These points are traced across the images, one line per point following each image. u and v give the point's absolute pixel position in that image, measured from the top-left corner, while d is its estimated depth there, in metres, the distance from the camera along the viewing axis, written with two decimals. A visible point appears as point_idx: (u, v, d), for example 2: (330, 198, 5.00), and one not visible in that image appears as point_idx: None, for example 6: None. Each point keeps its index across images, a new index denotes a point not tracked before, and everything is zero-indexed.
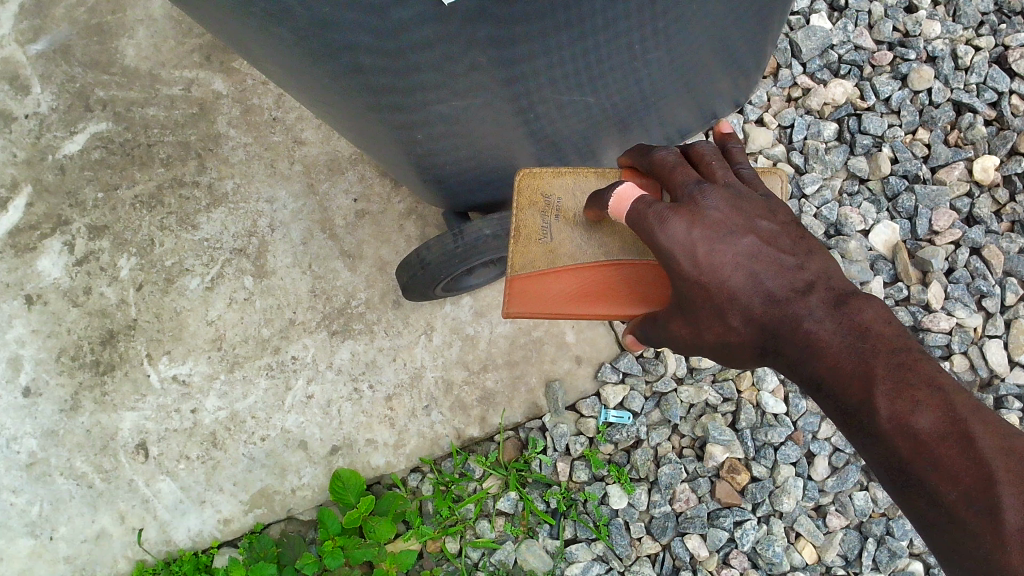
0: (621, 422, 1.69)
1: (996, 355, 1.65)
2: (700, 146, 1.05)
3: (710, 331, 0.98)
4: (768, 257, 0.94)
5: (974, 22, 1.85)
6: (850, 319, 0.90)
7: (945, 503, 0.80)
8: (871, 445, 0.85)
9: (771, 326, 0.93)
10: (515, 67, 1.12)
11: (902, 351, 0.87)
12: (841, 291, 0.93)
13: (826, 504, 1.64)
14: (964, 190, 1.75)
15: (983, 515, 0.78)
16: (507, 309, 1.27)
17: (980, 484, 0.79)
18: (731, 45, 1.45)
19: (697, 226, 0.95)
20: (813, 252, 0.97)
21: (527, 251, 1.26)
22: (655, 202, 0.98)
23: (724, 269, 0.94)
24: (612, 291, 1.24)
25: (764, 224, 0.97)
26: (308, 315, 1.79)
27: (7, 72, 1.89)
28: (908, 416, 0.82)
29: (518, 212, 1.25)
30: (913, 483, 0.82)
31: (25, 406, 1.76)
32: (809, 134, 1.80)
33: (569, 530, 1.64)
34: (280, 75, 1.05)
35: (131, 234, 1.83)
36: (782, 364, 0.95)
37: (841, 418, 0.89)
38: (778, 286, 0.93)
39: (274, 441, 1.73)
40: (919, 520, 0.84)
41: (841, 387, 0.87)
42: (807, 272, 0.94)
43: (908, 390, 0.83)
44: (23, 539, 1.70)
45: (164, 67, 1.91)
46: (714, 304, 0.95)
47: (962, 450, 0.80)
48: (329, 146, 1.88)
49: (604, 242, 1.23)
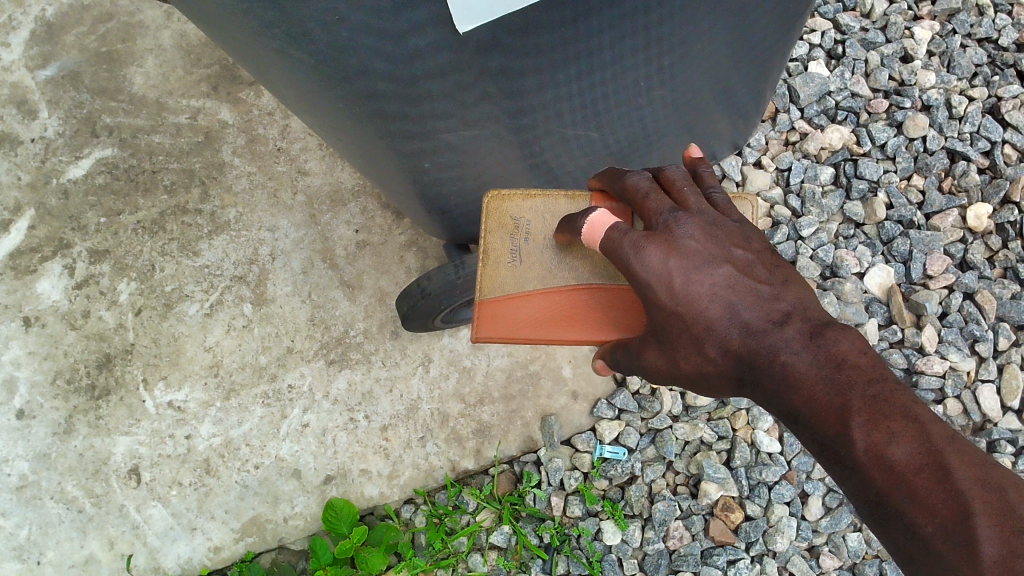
0: (616, 457, 1.69)
1: (989, 400, 1.66)
2: (672, 172, 1.07)
3: (689, 361, 1.00)
4: (744, 287, 0.98)
5: (968, 73, 1.89)
6: (826, 350, 0.93)
7: (923, 535, 0.82)
8: (849, 476, 0.87)
9: (748, 357, 0.96)
10: (521, 99, 1.15)
11: (879, 382, 0.90)
12: (818, 323, 0.96)
13: (819, 545, 1.64)
14: (958, 236, 1.77)
15: (960, 548, 0.79)
16: (475, 333, 1.27)
17: (957, 516, 0.80)
18: (732, 88, 1.48)
19: (673, 256, 0.97)
20: (789, 282, 1.01)
21: (497, 274, 1.28)
22: (628, 231, 1.01)
23: (701, 300, 0.96)
24: (581, 316, 1.24)
25: (740, 253, 1.00)
26: (306, 343, 1.79)
27: (16, 96, 1.92)
28: (883, 446, 0.85)
29: (488, 234, 1.28)
30: (890, 514, 0.84)
31: (19, 428, 1.75)
32: (806, 178, 1.83)
33: (562, 566, 1.63)
34: (293, 99, 1.06)
35: (132, 258, 1.84)
36: (760, 395, 0.98)
37: (819, 450, 0.91)
38: (755, 318, 0.96)
39: (267, 469, 1.73)
40: (898, 553, 0.85)
41: (818, 418, 0.90)
42: (784, 303, 0.98)
43: (883, 421, 0.86)
44: (10, 563, 1.68)
45: (172, 96, 1.93)
46: (692, 334, 0.98)
47: (939, 481, 0.82)
48: (332, 177, 1.90)
49: (574, 267, 1.25)
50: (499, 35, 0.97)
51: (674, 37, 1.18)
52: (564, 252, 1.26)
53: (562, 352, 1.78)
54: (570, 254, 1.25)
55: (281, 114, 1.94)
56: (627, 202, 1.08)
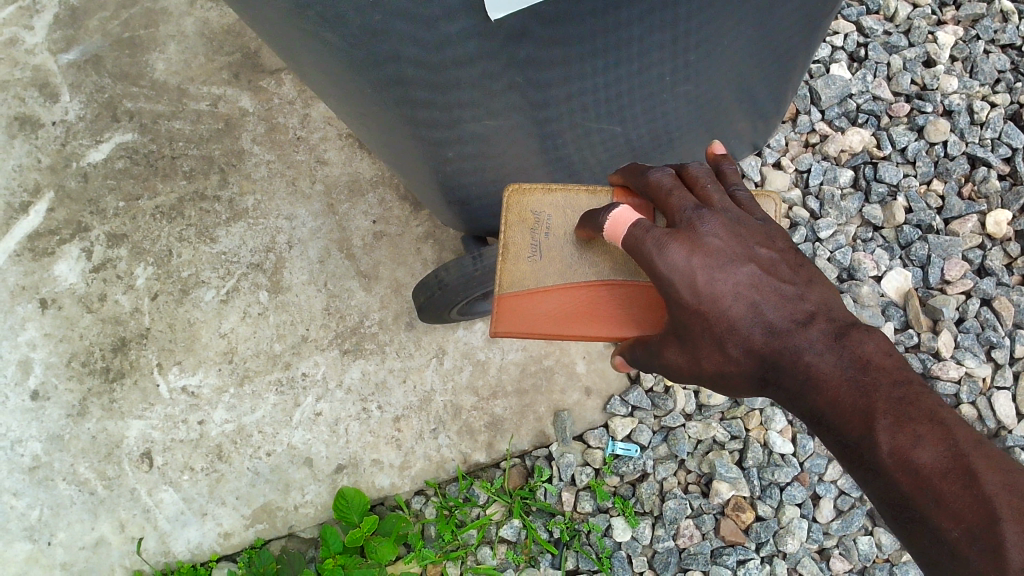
0: (628, 454, 1.70)
1: (1004, 407, 1.66)
2: (695, 168, 1.05)
3: (710, 360, 0.99)
4: (768, 287, 0.97)
5: (990, 79, 1.89)
6: (851, 352, 0.93)
7: (948, 540, 0.81)
8: (874, 479, 0.87)
9: (771, 357, 0.96)
10: (547, 90, 1.15)
11: (903, 385, 0.90)
12: (842, 323, 0.96)
13: (830, 547, 1.64)
14: (977, 241, 1.77)
15: (985, 553, 0.78)
16: (495, 327, 1.28)
17: (982, 521, 0.79)
18: (755, 89, 1.47)
19: (696, 255, 0.96)
20: (813, 282, 1.00)
21: (517, 269, 1.27)
22: (651, 227, 0.99)
23: (724, 299, 0.95)
24: (602, 312, 1.24)
25: (764, 252, 0.99)
26: (321, 333, 1.80)
27: (38, 79, 1.92)
28: (909, 450, 0.85)
29: (507, 228, 1.26)
30: (915, 518, 0.84)
31: (33, 409, 1.75)
32: (825, 180, 1.83)
33: (572, 561, 1.63)
34: (322, 82, 1.06)
35: (149, 243, 1.85)
36: (783, 396, 0.98)
37: (843, 452, 0.91)
38: (780, 318, 0.96)
39: (279, 457, 1.73)
40: (923, 558, 0.85)
41: (842, 420, 0.90)
42: (808, 303, 0.97)
43: (909, 424, 0.86)
44: (21, 543, 1.69)
45: (193, 83, 1.94)
46: (714, 333, 0.97)
47: (965, 486, 0.81)
48: (351, 167, 1.90)
49: (594, 261, 1.24)
50: (529, 23, 0.97)
51: (701, 32, 1.18)
52: (583, 247, 1.25)
53: (576, 348, 1.79)
54: (590, 249, 1.24)
55: (301, 103, 1.94)
56: (649, 198, 1.07)
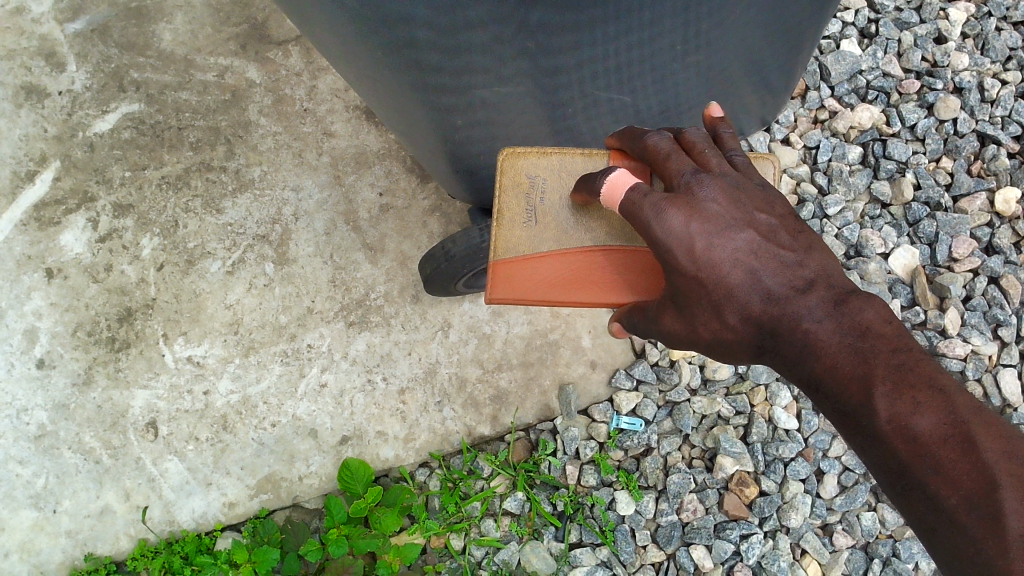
0: (632, 429, 1.70)
1: (1010, 384, 1.67)
2: (693, 133, 1.06)
3: (707, 327, 1.01)
4: (767, 253, 0.97)
5: (1002, 56, 1.88)
6: (850, 319, 0.92)
7: (946, 507, 0.81)
8: (871, 446, 0.87)
9: (770, 324, 0.96)
10: (558, 57, 1.14)
11: (903, 351, 0.88)
12: (841, 290, 0.95)
13: (833, 523, 1.65)
14: (985, 219, 1.77)
15: (984, 520, 0.78)
16: (490, 294, 1.28)
17: (981, 488, 0.79)
18: (766, 68, 1.46)
19: (694, 221, 0.97)
20: (813, 248, 1.00)
21: (511, 234, 1.26)
22: (649, 193, 1.01)
23: (722, 265, 0.97)
24: (599, 279, 1.26)
25: (762, 217, 1.00)
26: (327, 304, 1.80)
27: (44, 48, 1.90)
28: (907, 417, 0.83)
29: (501, 194, 1.26)
30: (914, 486, 0.83)
31: (39, 377, 1.76)
32: (834, 156, 1.82)
33: (575, 533, 1.65)
34: (332, 45, 1.05)
35: (155, 214, 1.84)
36: (780, 363, 0.97)
37: (840, 419, 0.90)
38: (778, 285, 0.96)
39: (284, 428, 1.74)
40: (920, 525, 0.84)
41: (840, 387, 0.89)
42: (807, 270, 0.97)
43: (908, 391, 0.85)
44: (26, 510, 1.70)
45: (200, 53, 1.92)
46: (712, 300, 0.98)
47: (964, 454, 0.81)
48: (358, 140, 1.90)
49: (591, 228, 1.25)
50: None
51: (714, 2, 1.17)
52: (586, 215, 1.25)
53: (582, 322, 1.78)
54: (586, 213, 1.25)
55: (309, 75, 1.93)
56: (646, 162, 1.08)
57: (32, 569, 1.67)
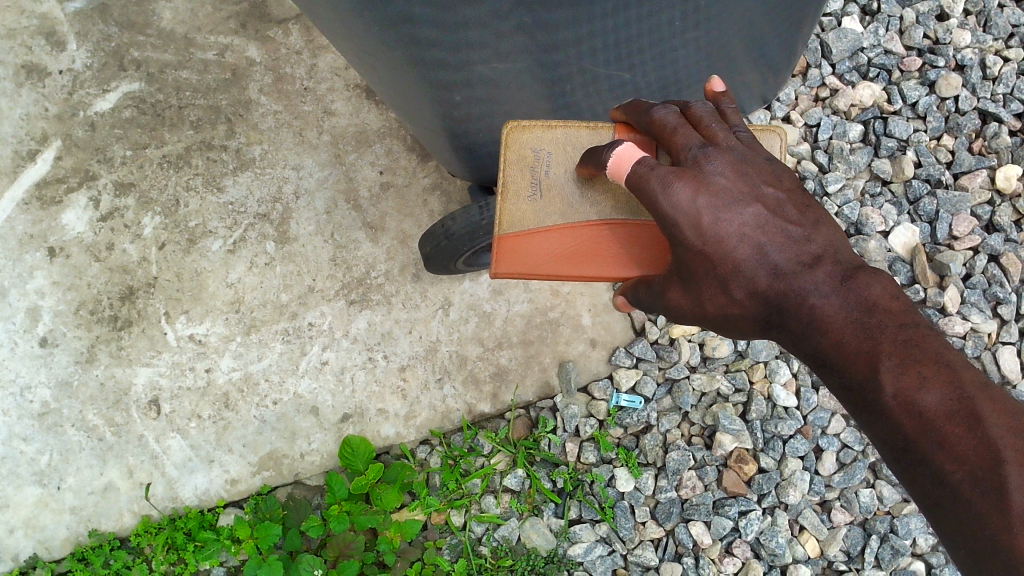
0: (632, 406, 1.71)
1: (1009, 361, 1.69)
2: (699, 107, 1.06)
3: (713, 302, 1.01)
4: (775, 228, 0.98)
5: (1004, 33, 1.87)
6: (857, 295, 0.93)
7: (951, 482, 0.81)
8: (876, 421, 0.87)
9: (776, 299, 0.97)
10: (556, 35, 1.13)
11: (910, 327, 0.89)
12: (849, 266, 0.96)
13: (831, 499, 1.66)
14: (985, 197, 1.77)
15: (988, 496, 0.79)
16: (495, 269, 1.29)
17: (986, 464, 0.79)
18: (767, 44, 1.43)
19: (701, 195, 0.97)
20: (820, 223, 1.00)
21: (516, 208, 1.27)
22: (655, 165, 1.01)
23: (729, 240, 0.97)
24: (604, 252, 1.26)
25: (770, 191, 1.00)
26: (328, 283, 1.80)
27: (45, 27, 1.89)
28: (913, 392, 0.84)
29: (505, 167, 1.26)
30: (918, 460, 0.84)
31: (42, 355, 1.76)
32: (834, 134, 1.82)
33: (575, 510, 1.66)
34: (328, 19, 1.04)
35: (156, 193, 1.84)
36: (786, 339, 0.98)
37: (846, 394, 0.91)
38: (785, 259, 0.97)
39: (286, 406, 1.75)
40: (923, 500, 0.85)
41: (846, 361, 0.90)
42: (814, 246, 0.98)
43: (914, 366, 0.85)
44: (31, 487, 1.71)
45: (200, 32, 1.91)
46: (718, 274, 0.98)
47: (969, 429, 0.81)
48: (358, 118, 1.90)
49: (597, 201, 1.26)
50: None
51: None
52: (588, 188, 1.26)
53: (582, 300, 1.79)
54: (591, 188, 1.25)
55: (309, 53, 1.93)
56: (652, 135, 1.07)
57: (37, 545, 1.69)
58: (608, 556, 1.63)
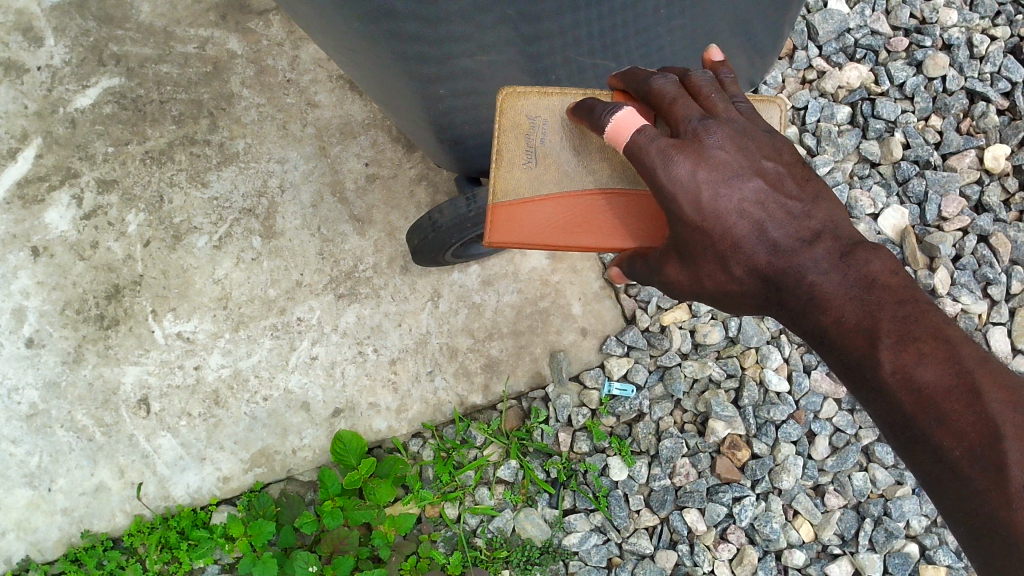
0: (624, 395, 1.70)
1: (1000, 341, 1.69)
2: (698, 76, 1.02)
3: (711, 278, 0.99)
4: (774, 203, 0.96)
5: (991, 11, 1.86)
6: (857, 271, 0.93)
7: (949, 459, 0.83)
8: (875, 398, 0.88)
9: (775, 276, 0.96)
10: (540, 28, 1.10)
11: (909, 303, 0.90)
12: (848, 241, 0.96)
13: (825, 483, 1.66)
14: (974, 177, 1.77)
15: (987, 471, 0.81)
16: (490, 237, 1.21)
17: (986, 439, 0.81)
18: (753, 31, 1.41)
19: (701, 169, 0.95)
20: (820, 198, 0.99)
21: (511, 176, 1.20)
22: (655, 136, 0.97)
23: (728, 216, 0.95)
24: (602, 222, 1.19)
25: (770, 165, 0.98)
26: (316, 277, 1.79)
27: (21, 23, 1.86)
28: (913, 369, 0.85)
29: (499, 135, 1.18)
30: (917, 438, 0.85)
31: (28, 356, 1.75)
32: (822, 117, 1.82)
33: (569, 500, 1.66)
34: (308, 12, 1.03)
35: (140, 189, 1.82)
36: (786, 315, 0.98)
37: (845, 371, 0.92)
38: (785, 235, 0.95)
39: (276, 402, 1.74)
40: (924, 477, 0.86)
41: (846, 339, 0.91)
42: (815, 220, 0.97)
43: (913, 343, 0.86)
44: (21, 489, 1.71)
45: (179, 25, 1.88)
46: (718, 251, 0.96)
47: (968, 405, 0.82)
48: (342, 110, 1.87)
49: (593, 170, 1.19)
50: None
51: None
52: (585, 155, 1.18)
53: (572, 289, 1.78)
54: (590, 155, 1.18)
55: (290, 44, 1.90)
56: (650, 102, 1.02)
57: (29, 547, 1.68)
58: (603, 544, 1.64)
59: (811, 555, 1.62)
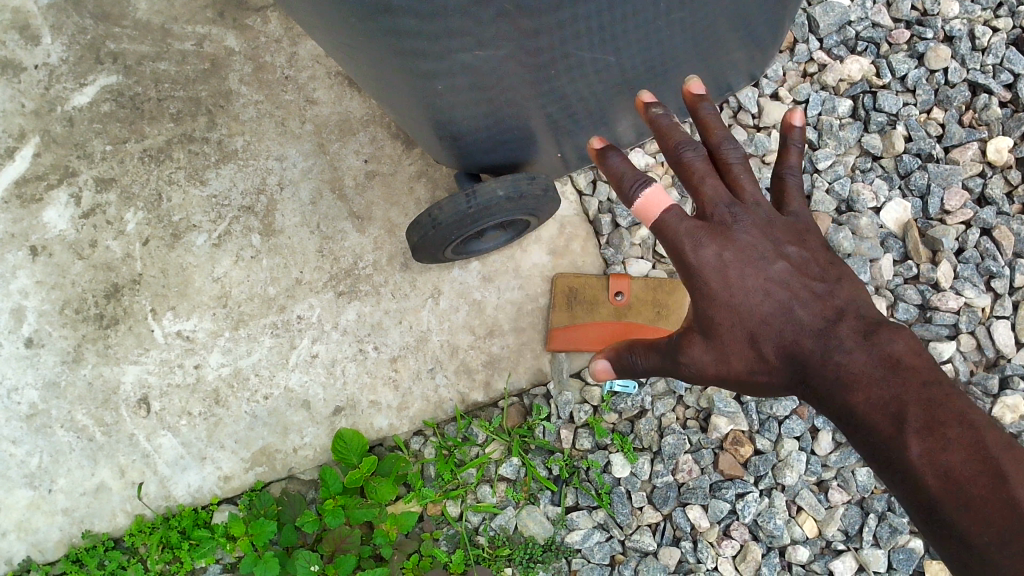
0: (626, 391, 1.68)
1: (1003, 335, 1.66)
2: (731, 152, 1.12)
3: (740, 359, 1.07)
4: (798, 285, 1.05)
5: (992, 3, 1.85)
6: (882, 351, 0.99)
7: (976, 544, 0.87)
8: (901, 482, 0.93)
9: (801, 358, 1.03)
10: (540, 23, 1.09)
11: (935, 386, 0.95)
12: (870, 321, 1.03)
13: (828, 479, 1.64)
14: (977, 169, 1.76)
15: (1015, 557, 0.85)
16: None
17: (1011, 524, 0.86)
18: (754, 25, 1.40)
19: (727, 252, 1.07)
20: (842, 281, 1.07)
21: None
22: (683, 218, 1.09)
23: (753, 295, 1.05)
24: None
25: (794, 250, 1.08)
26: (315, 275, 1.78)
27: (18, 21, 1.86)
28: (938, 453, 0.90)
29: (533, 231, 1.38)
30: (946, 524, 0.89)
31: (27, 356, 1.74)
32: (824, 110, 1.81)
33: (571, 497, 1.66)
34: (307, 8, 1.03)
35: (138, 187, 1.81)
36: (812, 397, 1.04)
37: (872, 454, 0.97)
38: (809, 316, 1.03)
39: (277, 400, 1.73)
40: (953, 563, 0.90)
41: (872, 421, 0.96)
42: (838, 300, 1.04)
43: (939, 427, 0.91)
44: (22, 490, 1.70)
45: (177, 22, 1.88)
46: (747, 330, 1.05)
47: (994, 489, 0.87)
48: (341, 106, 1.86)
49: None
50: None
51: None
52: None
53: None
54: None
55: (288, 41, 1.89)
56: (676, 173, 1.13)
57: (30, 548, 1.68)
58: (605, 542, 1.63)
59: (815, 551, 1.62)
